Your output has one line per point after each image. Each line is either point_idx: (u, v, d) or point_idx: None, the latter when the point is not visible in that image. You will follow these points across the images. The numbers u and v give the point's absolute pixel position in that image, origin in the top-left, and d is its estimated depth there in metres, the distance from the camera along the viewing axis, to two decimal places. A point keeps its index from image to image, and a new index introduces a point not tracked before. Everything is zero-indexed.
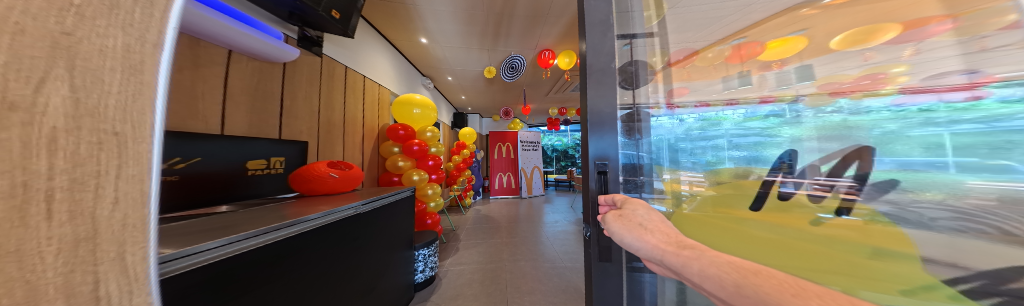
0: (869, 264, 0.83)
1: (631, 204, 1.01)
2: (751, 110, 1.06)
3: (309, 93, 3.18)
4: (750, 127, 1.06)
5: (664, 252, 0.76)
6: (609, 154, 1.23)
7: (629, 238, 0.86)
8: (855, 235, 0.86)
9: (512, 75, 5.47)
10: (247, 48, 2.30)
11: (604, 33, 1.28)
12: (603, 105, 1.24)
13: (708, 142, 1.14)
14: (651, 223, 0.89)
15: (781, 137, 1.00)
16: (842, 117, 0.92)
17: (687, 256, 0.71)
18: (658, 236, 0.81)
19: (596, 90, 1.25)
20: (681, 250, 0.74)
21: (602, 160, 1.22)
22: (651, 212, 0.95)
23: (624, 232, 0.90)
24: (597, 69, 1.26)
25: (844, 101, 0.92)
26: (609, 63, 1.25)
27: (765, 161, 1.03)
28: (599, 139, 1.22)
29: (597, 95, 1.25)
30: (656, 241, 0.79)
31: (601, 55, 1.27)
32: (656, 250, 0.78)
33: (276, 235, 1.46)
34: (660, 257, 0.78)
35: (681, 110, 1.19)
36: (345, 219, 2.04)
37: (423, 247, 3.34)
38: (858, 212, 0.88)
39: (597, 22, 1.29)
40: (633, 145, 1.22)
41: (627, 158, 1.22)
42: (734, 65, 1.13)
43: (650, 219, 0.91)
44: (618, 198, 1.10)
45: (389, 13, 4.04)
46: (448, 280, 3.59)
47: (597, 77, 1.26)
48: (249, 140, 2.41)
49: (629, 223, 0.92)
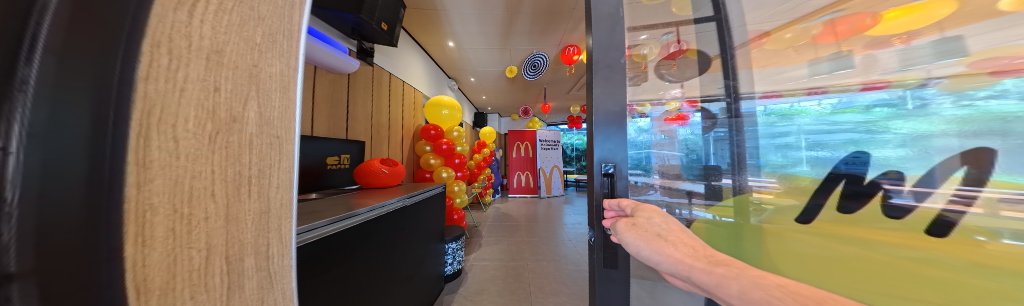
0: (966, 293, 0.66)
1: (646, 207, 0.79)
2: (847, 99, 0.81)
3: (367, 100, 3.68)
4: (835, 123, 0.82)
5: (692, 268, 0.59)
6: (614, 157, 1.02)
7: (647, 250, 0.66)
8: (954, 262, 0.69)
9: (533, 74, 5.12)
10: (322, 61, 2.67)
11: (614, 28, 1.06)
12: (608, 104, 1.03)
13: (780, 140, 0.91)
14: (673, 233, 0.69)
15: (893, 133, 0.76)
16: (1008, 106, 0.66)
17: (723, 273, 0.56)
18: (683, 248, 0.63)
19: (603, 91, 1.04)
20: (718, 267, 0.58)
21: (607, 162, 1.03)
22: (666, 219, 0.73)
23: (639, 243, 0.69)
24: (603, 65, 1.05)
25: (1013, 82, 0.66)
26: (617, 58, 1.05)
27: (862, 162, 0.79)
28: (604, 137, 1.04)
29: (603, 93, 1.04)
30: (683, 255, 0.62)
31: (611, 50, 1.05)
32: (682, 265, 0.60)
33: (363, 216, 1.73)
34: (688, 273, 0.60)
35: (747, 101, 0.98)
36: (393, 211, 2.14)
37: (452, 240, 3.49)
38: (956, 228, 0.69)
39: (604, 17, 1.07)
40: (664, 146, 1.07)
41: (671, 159, 1.06)
42: (829, 45, 0.84)
43: (670, 228, 0.70)
44: (627, 204, 0.88)
45: (425, 20, 4.28)
46: (474, 274, 3.66)
47: (605, 77, 1.05)
48: (325, 140, 2.90)
49: (648, 234, 0.70)
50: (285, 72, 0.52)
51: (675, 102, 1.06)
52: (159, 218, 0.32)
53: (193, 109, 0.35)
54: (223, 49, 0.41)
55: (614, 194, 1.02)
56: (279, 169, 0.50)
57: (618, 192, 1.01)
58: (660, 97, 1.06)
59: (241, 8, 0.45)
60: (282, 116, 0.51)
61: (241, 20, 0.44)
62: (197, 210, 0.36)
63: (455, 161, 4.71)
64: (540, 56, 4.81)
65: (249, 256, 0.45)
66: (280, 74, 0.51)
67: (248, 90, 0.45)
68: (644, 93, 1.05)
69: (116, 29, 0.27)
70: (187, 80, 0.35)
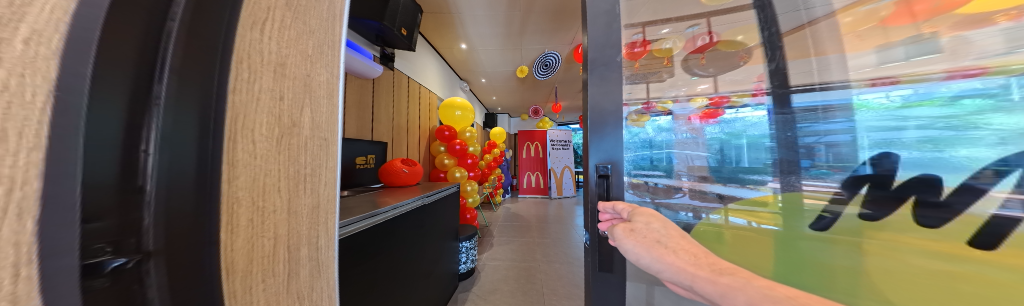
0: None
1: (642, 211, 0.65)
2: (926, 88, 0.57)
3: (389, 102, 3.81)
4: (906, 117, 0.58)
5: (695, 277, 0.46)
6: (613, 155, 0.77)
7: (648, 256, 0.52)
8: (995, 273, 0.51)
9: (546, 72, 4.69)
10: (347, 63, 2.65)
11: (610, 26, 0.79)
12: (607, 101, 0.78)
13: (831, 139, 0.67)
14: (676, 240, 0.54)
15: (982, 130, 0.52)
16: None
17: (728, 283, 0.43)
18: (683, 255, 0.50)
19: (598, 98, 0.78)
20: (722, 276, 0.45)
21: (607, 163, 0.76)
22: (666, 224, 0.58)
23: (642, 252, 0.53)
24: (600, 65, 0.78)
25: None
26: (613, 56, 0.78)
27: (931, 161, 0.56)
28: (601, 128, 0.78)
29: (597, 95, 0.78)
30: (683, 262, 0.48)
31: (606, 48, 0.79)
32: (683, 272, 0.48)
33: (402, 209, 1.62)
34: (690, 283, 0.47)
35: (798, 96, 0.72)
36: (415, 210, 1.81)
37: (466, 239, 2.90)
38: (1009, 239, 0.50)
39: (601, 14, 0.79)
40: (685, 141, 0.82)
41: (697, 160, 0.81)
42: (904, 28, 0.60)
43: (673, 237, 0.55)
44: (622, 208, 0.69)
45: (438, 24, 4.04)
46: (487, 274, 2.99)
47: (603, 85, 0.78)
48: (353, 141, 3.05)
49: (647, 240, 0.54)
50: (331, 82, 0.58)
51: (701, 97, 0.81)
52: (243, 209, 0.38)
53: (265, 116, 0.41)
54: (286, 62, 0.45)
55: (610, 196, 0.76)
56: (325, 167, 0.55)
57: (614, 193, 0.76)
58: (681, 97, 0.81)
59: (298, 24, 0.49)
60: (328, 120, 0.56)
61: (296, 34, 0.48)
62: (270, 204, 0.42)
63: (470, 161, 4.46)
64: (553, 56, 4.40)
65: (304, 246, 0.50)
66: (327, 83, 0.56)
67: (301, 96, 0.49)
68: (658, 93, 0.82)
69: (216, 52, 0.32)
70: (262, 90, 0.41)
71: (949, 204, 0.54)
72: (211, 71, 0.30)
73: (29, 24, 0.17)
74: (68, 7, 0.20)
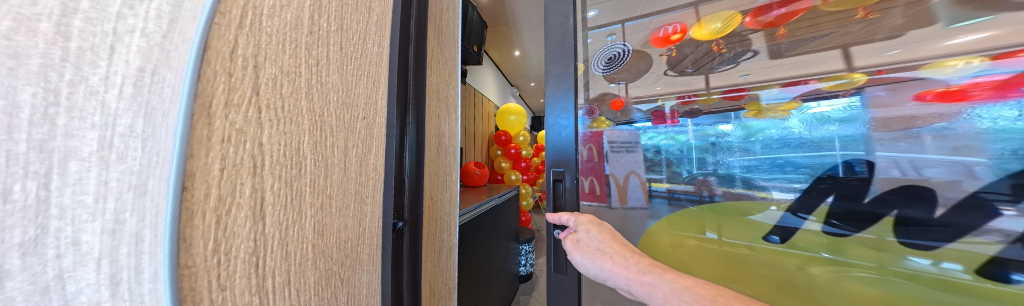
0: None
1: (582, 216, 0.41)
2: None
3: None
4: None
5: (628, 279, 0.31)
6: (633, 166, 0.47)
7: (593, 267, 0.35)
8: None
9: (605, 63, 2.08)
10: None
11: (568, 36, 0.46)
12: (559, 112, 0.45)
13: None
14: (615, 240, 0.37)
15: None
16: None
17: (651, 281, 0.29)
18: (617, 258, 0.34)
19: (550, 114, 0.46)
20: (642, 272, 0.31)
21: (559, 167, 0.44)
22: (598, 227, 0.39)
23: (588, 260, 0.36)
24: (555, 76, 0.46)
25: None
26: (573, 65, 0.45)
27: None
28: (563, 133, 0.44)
29: (550, 109, 0.46)
30: (615, 265, 0.33)
31: (560, 58, 0.46)
32: (619, 277, 0.32)
33: (471, 214, 0.97)
34: (624, 288, 0.32)
35: None
36: (488, 215, 1.16)
37: (528, 242, 1.73)
38: None
39: (553, 26, 0.47)
40: (895, 135, 0.34)
41: (931, 170, 0.32)
42: None
43: (607, 238, 0.37)
44: (567, 217, 0.41)
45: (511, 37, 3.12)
46: (545, 281, 1.81)
47: (561, 103, 0.45)
48: None
49: (587, 249, 0.37)
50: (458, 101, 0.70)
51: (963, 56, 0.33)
52: (428, 193, 0.54)
53: (431, 130, 0.56)
54: (437, 88, 0.59)
55: (561, 205, 0.44)
56: (452, 170, 0.65)
57: (566, 202, 0.44)
58: (916, 59, 0.35)
59: (439, 56, 0.60)
60: (455, 130, 0.68)
61: (438, 64, 0.60)
62: (437, 195, 0.58)
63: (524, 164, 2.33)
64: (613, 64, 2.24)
65: (447, 229, 0.63)
66: (456, 102, 0.69)
67: (445, 111, 0.63)
68: (871, 60, 0.37)
69: (420, 92, 0.49)
70: (433, 112, 0.57)
71: (943, 224, 0.32)
72: (408, 100, 0.45)
73: (382, 87, 0.32)
74: (387, 75, 0.34)
